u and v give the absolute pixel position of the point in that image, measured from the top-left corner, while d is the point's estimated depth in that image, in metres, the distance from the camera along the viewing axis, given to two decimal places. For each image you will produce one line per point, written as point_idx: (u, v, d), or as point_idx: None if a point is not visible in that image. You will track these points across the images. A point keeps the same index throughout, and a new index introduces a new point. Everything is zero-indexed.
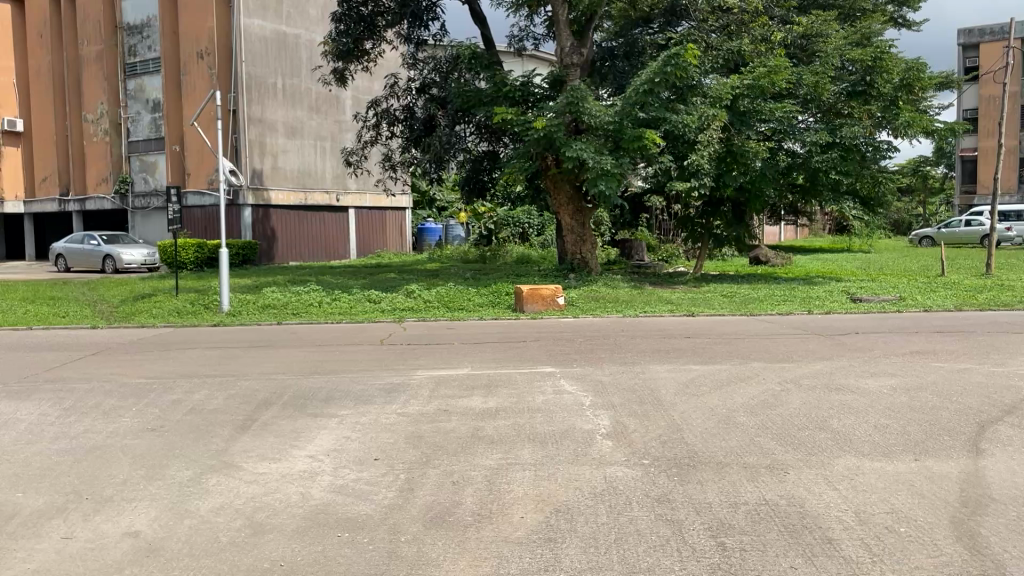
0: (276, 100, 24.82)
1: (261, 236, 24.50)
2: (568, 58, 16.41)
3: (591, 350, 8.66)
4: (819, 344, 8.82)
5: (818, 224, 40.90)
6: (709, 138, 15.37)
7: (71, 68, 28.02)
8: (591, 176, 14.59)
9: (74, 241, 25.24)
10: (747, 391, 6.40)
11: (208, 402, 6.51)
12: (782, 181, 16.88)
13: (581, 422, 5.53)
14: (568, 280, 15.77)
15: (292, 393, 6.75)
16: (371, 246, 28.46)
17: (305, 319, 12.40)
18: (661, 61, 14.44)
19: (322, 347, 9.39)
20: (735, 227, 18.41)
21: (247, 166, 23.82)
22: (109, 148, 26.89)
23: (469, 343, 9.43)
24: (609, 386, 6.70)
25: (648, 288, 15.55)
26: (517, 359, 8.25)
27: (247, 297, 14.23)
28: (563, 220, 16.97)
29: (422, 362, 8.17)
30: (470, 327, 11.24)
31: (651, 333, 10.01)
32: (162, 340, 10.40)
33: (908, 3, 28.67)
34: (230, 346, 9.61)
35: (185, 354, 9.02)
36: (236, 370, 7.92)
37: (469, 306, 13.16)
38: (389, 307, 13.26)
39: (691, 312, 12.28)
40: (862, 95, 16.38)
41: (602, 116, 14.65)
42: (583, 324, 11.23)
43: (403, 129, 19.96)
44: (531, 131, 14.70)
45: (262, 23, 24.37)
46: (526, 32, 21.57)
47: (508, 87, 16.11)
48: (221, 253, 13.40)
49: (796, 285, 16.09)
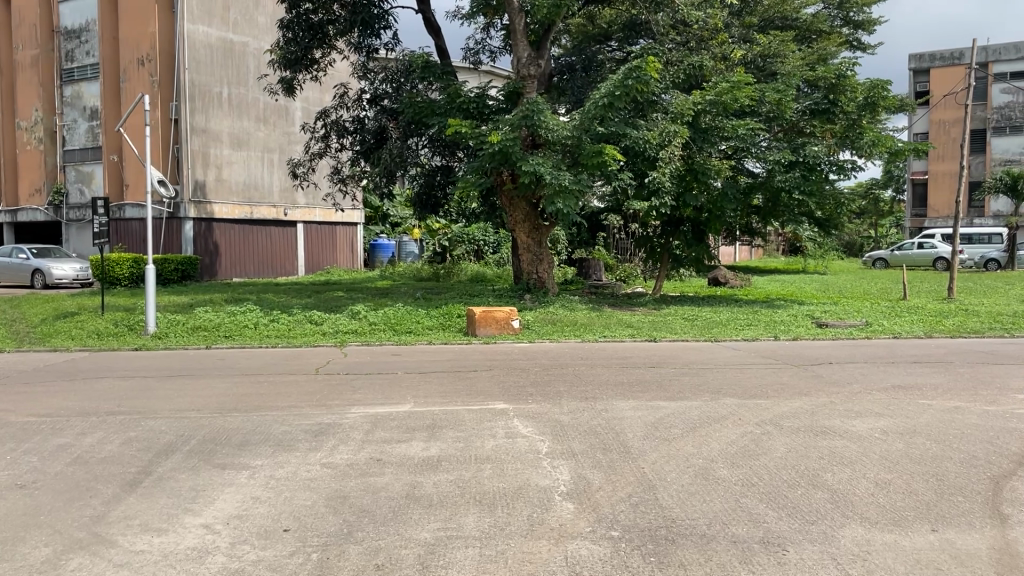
0: (221, 109, 23.72)
1: (203, 251, 23.32)
2: (525, 69, 15.58)
3: (548, 382, 7.86)
4: (794, 377, 8.12)
5: (774, 245, 40.85)
6: (670, 155, 14.72)
7: (4, 73, 26.56)
8: (549, 193, 13.86)
9: (1, 253, 23.74)
10: (725, 436, 5.66)
11: (100, 448, 5.55)
12: (743, 203, 16.34)
13: (537, 477, 4.72)
14: (524, 302, 15.00)
15: (204, 436, 5.82)
16: (320, 262, 27.39)
17: (238, 343, 11.41)
18: (621, 74, 13.79)
19: (251, 377, 8.43)
20: (695, 248, 17.83)
21: (188, 178, 22.69)
22: (44, 157, 25.50)
23: (414, 373, 8.56)
24: (568, 428, 5.91)
25: (607, 310, 14.90)
26: (468, 392, 7.41)
27: (177, 318, 13.16)
28: (518, 239, 16.19)
29: (360, 396, 7.28)
30: (419, 352, 10.36)
31: (614, 361, 9.23)
32: (72, 367, 9.32)
33: (863, 26, 28.44)
34: (146, 376, 8.59)
35: (92, 386, 7.99)
36: (146, 407, 6.95)
37: (417, 329, 12.30)
38: (331, 329, 12.34)
39: (654, 337, 11.58)
40: (825, 114, 15.82)
41: (561, 130, 13.96)
42: (539, 351, 10.41)
43: (353, 141, 19.02)
44: (486, 145, 13.93)
45: (208, 29, 23.30)
46: (481, 45, 20.88)
47: (462, 99, 15.19)
48: (147, 270, 12.33)
49: (759, 308, 15.52)
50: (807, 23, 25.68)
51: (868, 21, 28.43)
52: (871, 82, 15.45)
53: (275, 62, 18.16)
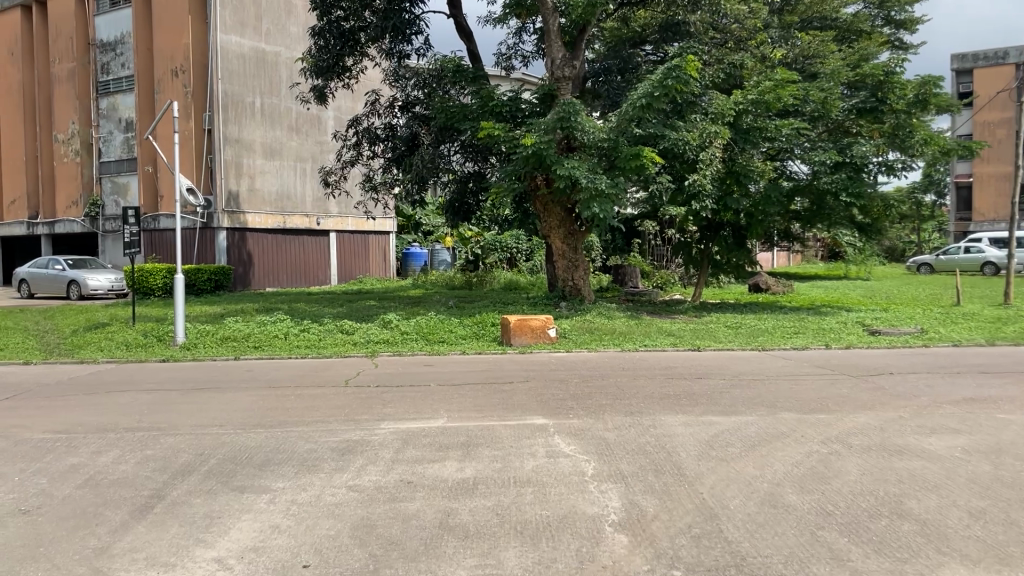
0: (254, 119, 23.62)
1: (237, 261, 23.19)
2: (560, 71, 15.12)
3: (590, 395, 7.38)
4: (854, 389, 7.55)
5: (813, 251, 39.89)
6: (712, 156, 14.15)
7: (42, 86, 26.80)
8: (584, 197, 13.37)
9: (37, 265, 23.85)
10: (789, 457, 5.15)
11: (114, 469, 5.20)
12: (786, 206, 15.71)
13: (584, 503, 4.27)
14: (559, 310, 14.51)
15: (224, 455, 5.44)
16: (353, 272, 27.16)
17: (267, 354, 11.08)
18: (661, 73, 13.31)
19: (277, 389, 8.06)
20: (736, 253, 17.20)
21: (222, 188, 22.60)
22: (80, 169, 25.63)
23: (448, 385, 8.13)
24: (615, 447, 5.44)
25: (646, 317, 14.37)
26: (506, 405, 6.97)
27: (206, 328, 12.89)
28: (553, 245, 15.70)
29: (389, 410, 6.87)
30: (452, 363, 9.94)
31: (658, 372, 8.72)
32: (96, 380, 9.03)
33: (905, 25, 27.61)
34: (169, 389, 8.25)
35: (114, 400, 7.67)
36: (166, 422, 6.60)
37: (451, 339, 11.87)
38: (362, 339, 11.98)
39: (698, 346, 11.05)
40: (873, 112, 15.16)
41: (597, 132, 13.51)
42: (577, 361, 9.93)
43: (384, 148, 18.71)
44: (520, 149, 13.50)
45: (240, 39, 23.22)
46: (514, 49, 20.52)
47: (495, 102, 14.79)
48: (176, 280, 12.07)
49: (806, 315, 14.88)
50: (847, 23, 24.94)
51: (911, 19, 27.57)
52: (923, 79, 14.72)
53: (306, 70, 17.96)
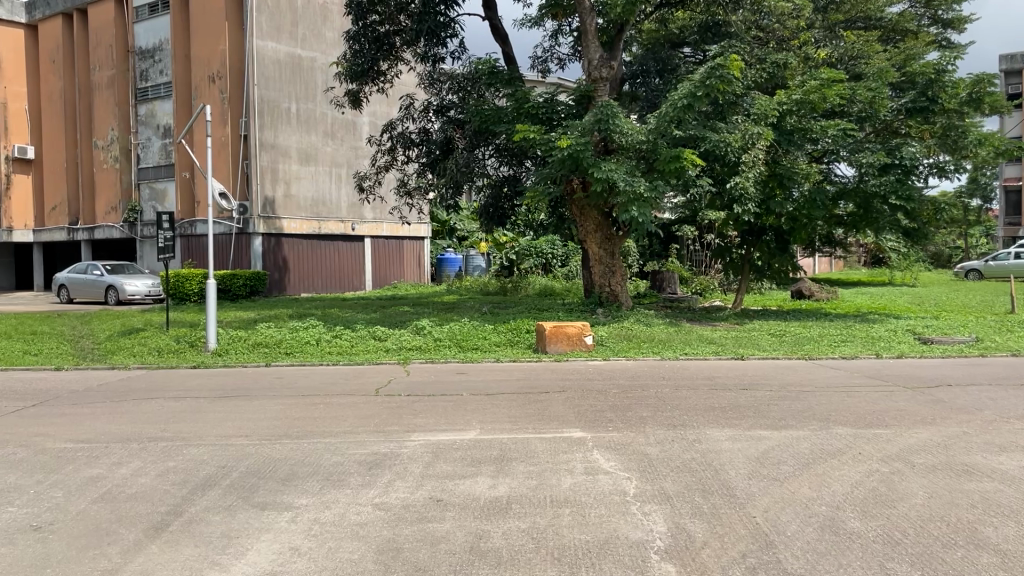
0: (290, 125, 23.64)
1: (272, 267, 23.19)
2: (597, 71, 14.81)
3: (630, 406, 7.05)
4: (911, 402, 7.12)
5: (855, 256, 38.95)
6: (755, 158, 13.71)
7: (83, 94, 27.12)
8: (622, 201, 13.02)
9: (76, 270, 24.08)
10: (847, 477, 4.78)
11: (132, 481, 5.00)
12: (832, 210, 15.23)
13: (627, 526, 3.95)
14: (596, 317, 14.17)
15: (247, 468, 5.21)
16: (387, 277, 27.05)
17: (298, 360, 10.90)
18: (703, 73, 12.95)
19: (305, 398, 7.84)
20: (779, 258, 16.71)
21: (258, 194, 22.63)
22: (120, 176, 25.87)
23: (481, 394, 7.85)
24: (658, 464, 5.11)
25: (686, 324, 13.98)
26: (542, 417, 6.67)
27: (238, 334, 12.77)
28: (590, 249, 15.36)
29: (420, 421, 6.59)
30: (485, 371, 9.65)
31: (701, 382, 8.35)
32: (125, 386, 8.89)
33: (953, 24, 26.78)
34: (197, 397, 8.07)
35: (140, 407, 7.50)
36: (191, 432, 6.39)
37: (485, 346, 11.60)
38: (394, 345, 11.76)
39: (741, 355, 10.64)
40: (923, 112, 14.66)
41: (636, 134, 13.16)
42: (614, 370, 9.58)
43: (419, 153, 18.53)
44: (556, 151, 13.22)
45: (276, 45, 23.26)
46: (550, 53, 20.28)
47: (530, 104, 14.53)
48: (208, 285, 11.95)
49: (853, 322, 14.37)
50: (892, 23, 24.24)
51: (959, 19, 26.74)
52: (975, 77, 14.39)
53: (341, 74, 17.85)
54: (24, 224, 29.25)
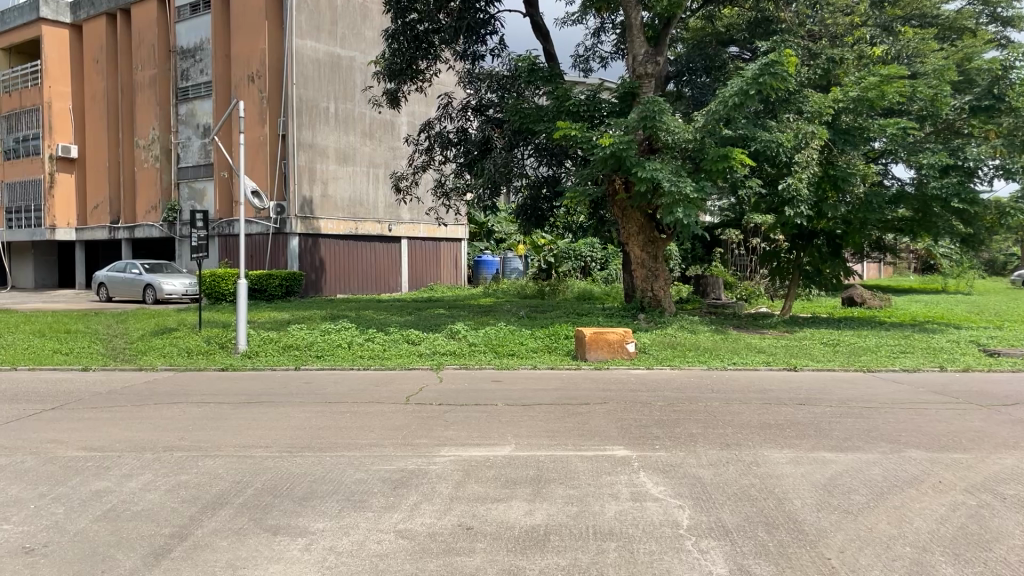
0: (329, 124, 23.44)
1: (309, 267, 22.98)
2: (642, 67, 14.25)
3: (678, 421, 6.54)
4: (989, 423, 6.50)
5: (904, 263, 37.73)
6: (808, 158, 13.07)
7: (125, 94, 27.26)
8: (667, 202, 12.48)
9: (115, 269, 24.14)
10: (930, 511, 4.22)
11: (139, 498, 4.62)
12: (888, 213, 14.50)
13: (682, 568, 3.46)
14: (637, 323, 13.62)
15: (263, 484, 4.81)
16: (424, 279, 26.73)
17: (328, 364, 10.54)
18: (755, 69, 12.34)
19: (332, 405, 7.43)
20: (830, 263, 16.01)
21: (295, 194, 22.44)
22: (160, 175, 25.90)
23: (517, 405, 7.38)
24: (713, 491, 4.61)
25: (732, 332, 13.38)
26: (582, 432, 6.19)
27: (269, 335, 12.46)
28: (632, 252, 14.80)
29: (451, 434, 6.14)
30: (522, 379, 9.19)
31: (753, 395, 7.79)
32: (149, 389, 8.58)
33: (1012, 23, 25.64)
34: (220, 402, 7.71)
35: (161, 412, 7.16)
36: (209, 441, 6.02)
37: (521, 352, 11.13)
38: (428, 350, 11.35)
39: (793, 366, 10.05)
40: (989, 111, 13.91)
41: (683, 132, 12.62)
42: (659, 380, 9.04)
43: (456, 153, 18.12)
44: (598, 150, 12.71)
45: (316, 44, 23.06)
46: (592, 51, 19.79)
47: (572, 102, 14.04)
48: (239, 285, 11.65)
49: (910, 332, 13.65)
50: (949, 20, 23.25)
51: (1019, 17, 25.59)
52: None
53: (379, 73, 17.54)
54: (66, 222, 29.49)
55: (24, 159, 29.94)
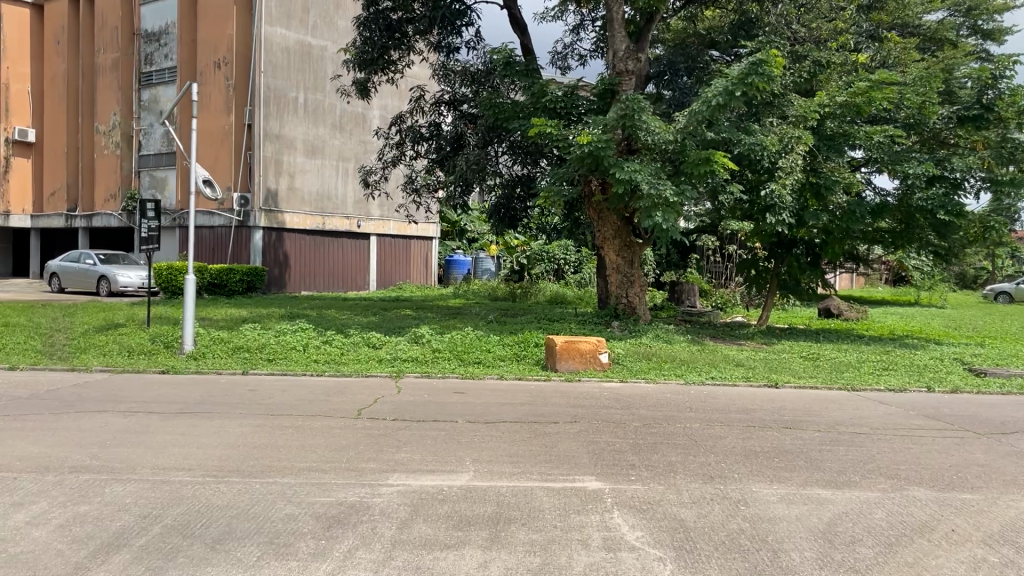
0: (297, 115, 22.58)
1: (273, 262, 22.11)
2: (622, 64, 13.65)
3: (656, 447, 5.93)
4: (993, 455, 5.95)
5: (876, 275, 37.52)
6: (792, 163, 12.54)
7: (86, 77, 26.15)
8: (646, 205, 11.89)
9: (69, 258, 23.10)
10: (949, 572, 3.63)
11: (23, 536, 3.91)
12: (871, 224, 14.01)
13: None
14: (611, 331, 13.01)
15: (174, 522, 4.11)
16: (392, 277, 25.95)
17: (280, 368, 9.80)
18: (741, 69, 11.75)
19: (275, 419, 6.71)
20: (809, 274, 15.51)
21: (260, 186, 21.57)
22: (120, 162, 24.88)
23: (479, 422, 6.72)
24: (696, 538, 3.98)
25: (710, 343, 12.83)
26: (550, 457, 5.54)
27: (221, 334, 11.67)
28: (607, 257, 14.17)
29: (404, 458, 5.47)
30: (487, 390, 8.52)
31: (735, 417, 7.19)
32: (78, 393, 7.81)
33: (992, 36, 25.31)
34: (150, 411, 6.94)
35: (81, 423, 6.39)
36: (125, 460, 5.28)
37: (488, 360, 10.47)
38: (390, 355, 10.65)
39: (775, 382, 9.47)
40: (977, 121, 13.46)
41: (664, 133, 12.03)
42: (633, 395, 8.42)
43: (427, 148, 17.40)
44: (574, 148, 12.09)
45: (286, 32, 22.22)
46: (570, 49, 19.19)
47: (548, 97, 13.39)
48: (187, 281, 10.85)
49: (892, 348, 13.16)
50: (930, 31, 22.76)
51: (999, 30, 25.26)
52: None
53: (349, 62, 16.74)
54: (22, 209, 28.31)
55: None
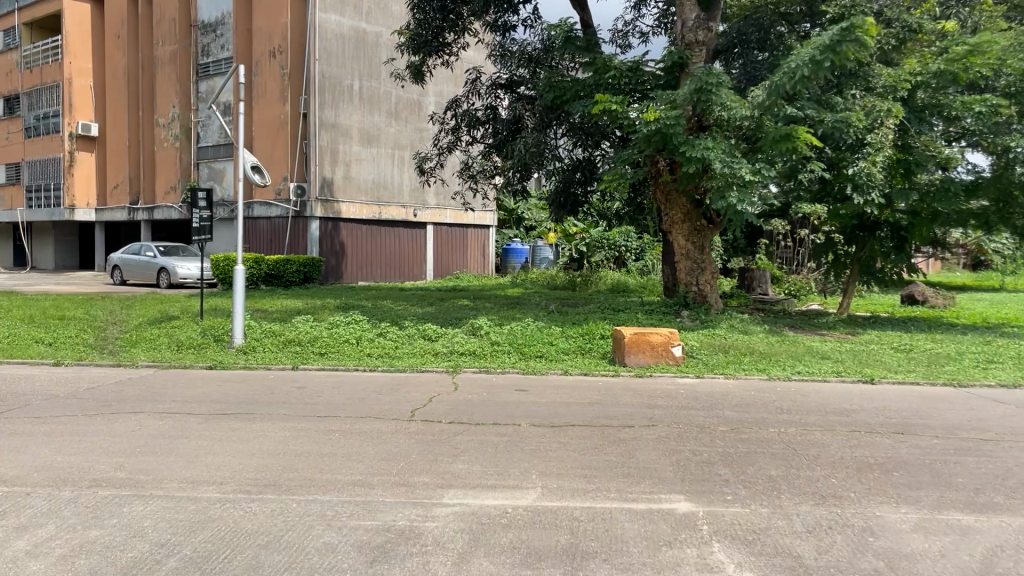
0: (352, 103, 22.14)
1: (329, 252, 21.74)
2: (691, 35, 12.73)
3: (751, 458, 5.15)
4: None
5: (953, 259, 35.45)
6: (883, 138, 11.49)
7: (144, 69, 26.11)
8: (719, 185, 10.99)
9: (129, 251, 23.12)
10: None
11: (21, 568, 3.36)
12: (967, 203, 12.83)
13: None
14: (682, 321, 12.15)
15: (196, 552, 3.52)
16: (449, 266, 25.39)
17: (331, 363, 9.24)
18: (828, 36, 10.72)
19: (320, 422, 6.10)
20: (893, 258, 14.31)
21: (316, 176, 21.20)
22: (178, 154, 24.81)
23: (544, 426, 6.01)
24: None
25: (790, 333, 11.89)
26: (628, 470, 4.81)
27: (272, 328, 11.17)
28: (676, 242, 13.26)
29: (463, 470, 4.80)
30: (551, 388, 7.79)
31: (835, 420, 6.34)
32: (120, 391, 7.34)
33: None
34: (188, 413, 6.41)
35: (113, 427, 5.86)
36: (150, 472, 4.71)
37: (551, 353, 9.74)
38: (446, 348, 10.01)
39: (870, 378, 8.54)
40: None
41: (740, 108, 11.10)
42: (713, 393, 7.60)
43: (484, 132, 16.66)
44: (640, 126, 11.24)
45: (340, 18, 21.73)
46: (632, 25, 18.24)
47: (611, 72, 12.54)
48: (236, 272, 10.36)
49: (993, 337, 12.01)
50: None
51: None
52: None
53: (403, 44, 16.11)
54: (86, 203, 28.58)
55: (43, 136, 29.00)
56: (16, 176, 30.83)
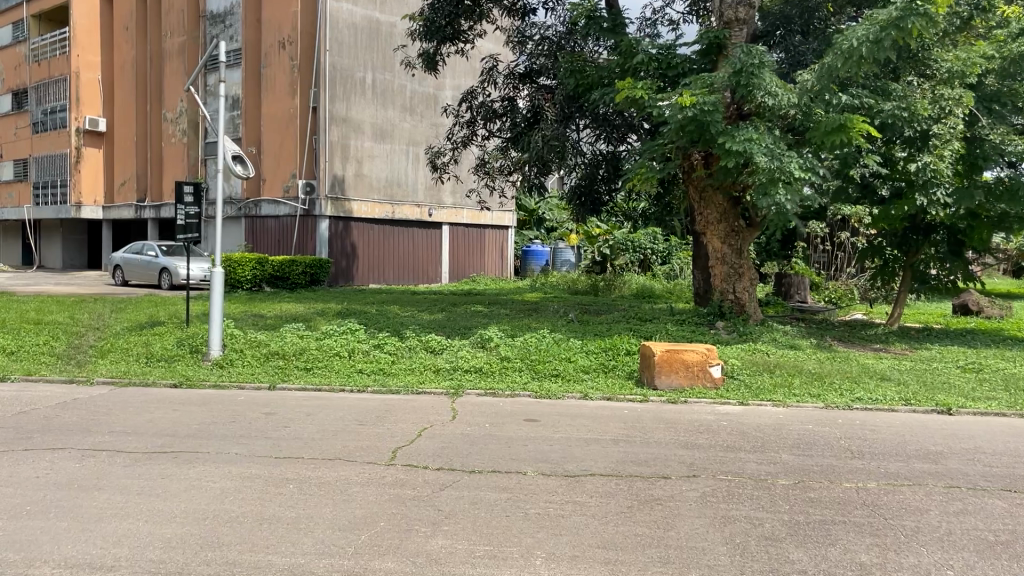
0: (365, 96, 20.99)
1: (339, 252, 20.58)
2: (730, 12, 11.37)
3: (830, 533, 3.84)
4: None
5: (995, 266, 33.54)
6: (950, 130, 10.13)
7: (152, 62, 25.09)
8: (762, 181, 9.61)
9: (132, 250, 22.16)
10: None
11: None
12: None
13: None
14: (717, 334, 10.83)
15: None
16: (466, 269, 24.18)
17: (316, 380, 8.03)
18: (891, 12, 9.33)
19: (277, 466, 4.89)
20: (949, 265, 12.78)
21: (326, 172, 20.01)
22: (187, 150, 23.81)
23: (557, 476, 4.75)
24: None
25: (838, 349, 10.52)
26: (667, 554, 3.54)
27: (258, 337, 9.97)
28: (709, 245, 11.93)
29: (444, 550, 3.56)
30: (567, 418, 6.52)
31: (923, 471, 5.02)
32: (54, 417, 6.18)
33: None
34: (120, 449, 5.23)
35: (14, 471, 4.69)
36: (21, 549, 3.52)
37: (568, 371, 8.46)
38: (448, 364, 8.77)
39: (948, 408, 7.15)
40: None
41: (786, 95, 9.75)
42: (763, 427, 6.30)
43: (501, 126, 15.37)
44: (671, 116, 9.91)
45: (352, 7, 20.57)
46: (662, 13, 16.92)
47: (639, 55, 11.23)
48: (215, 275, 9.20)
49: None
50: None
51: None
52: None
53: (415, 31, 14.89)
54: (94, 200, 27.68)
55: (52, 131, 28.15)
56: (25, 173, 30.03)
